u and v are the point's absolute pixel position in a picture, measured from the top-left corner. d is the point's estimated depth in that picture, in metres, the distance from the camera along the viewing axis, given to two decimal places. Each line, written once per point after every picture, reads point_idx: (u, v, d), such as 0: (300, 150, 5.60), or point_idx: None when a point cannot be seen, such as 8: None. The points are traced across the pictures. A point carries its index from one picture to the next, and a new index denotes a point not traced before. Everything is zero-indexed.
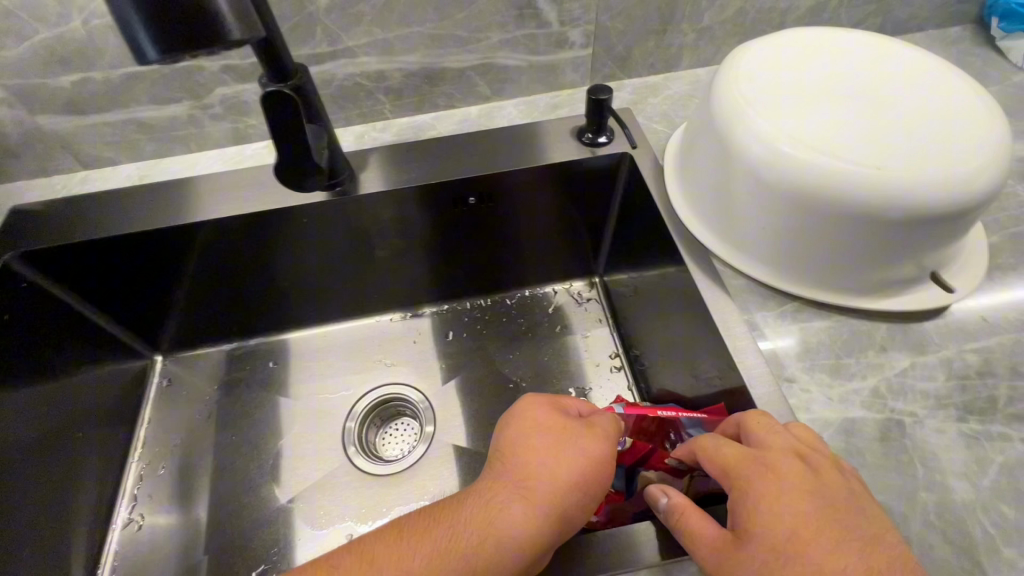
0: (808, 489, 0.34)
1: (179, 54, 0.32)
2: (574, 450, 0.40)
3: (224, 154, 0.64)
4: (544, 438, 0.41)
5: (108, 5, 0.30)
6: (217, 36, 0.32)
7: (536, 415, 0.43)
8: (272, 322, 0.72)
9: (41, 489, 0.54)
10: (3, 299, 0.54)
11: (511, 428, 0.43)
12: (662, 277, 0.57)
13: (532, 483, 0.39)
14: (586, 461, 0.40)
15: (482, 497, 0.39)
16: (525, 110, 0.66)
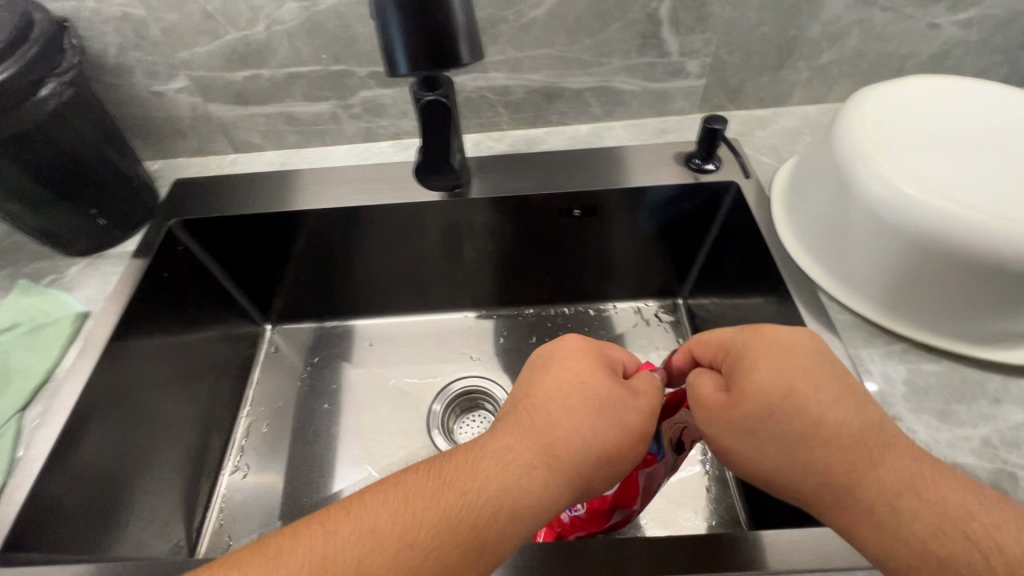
0: (783, 352, 0.37)
1: (423, 71, 0.38)
2: (604, 416, 0.42)
3: (354, 150, 0.71)
4: (578, 398, 0.43)
5: (380, 27, 0.38)
6: (453, 59, 0.38)
7: (575, 370, 0.45)
8: (372, 306, 0.78)
9: (173, 428, 0.61)
10: (165, 257, 0.62)
11: (546, 380, 0.45)
12: (756, 306, 0.59)
13: (561, 443, 0.41)
14: (617, 430, 0.42)
15: (500, 460, 0.40)
16: (634, 132, 0.69)
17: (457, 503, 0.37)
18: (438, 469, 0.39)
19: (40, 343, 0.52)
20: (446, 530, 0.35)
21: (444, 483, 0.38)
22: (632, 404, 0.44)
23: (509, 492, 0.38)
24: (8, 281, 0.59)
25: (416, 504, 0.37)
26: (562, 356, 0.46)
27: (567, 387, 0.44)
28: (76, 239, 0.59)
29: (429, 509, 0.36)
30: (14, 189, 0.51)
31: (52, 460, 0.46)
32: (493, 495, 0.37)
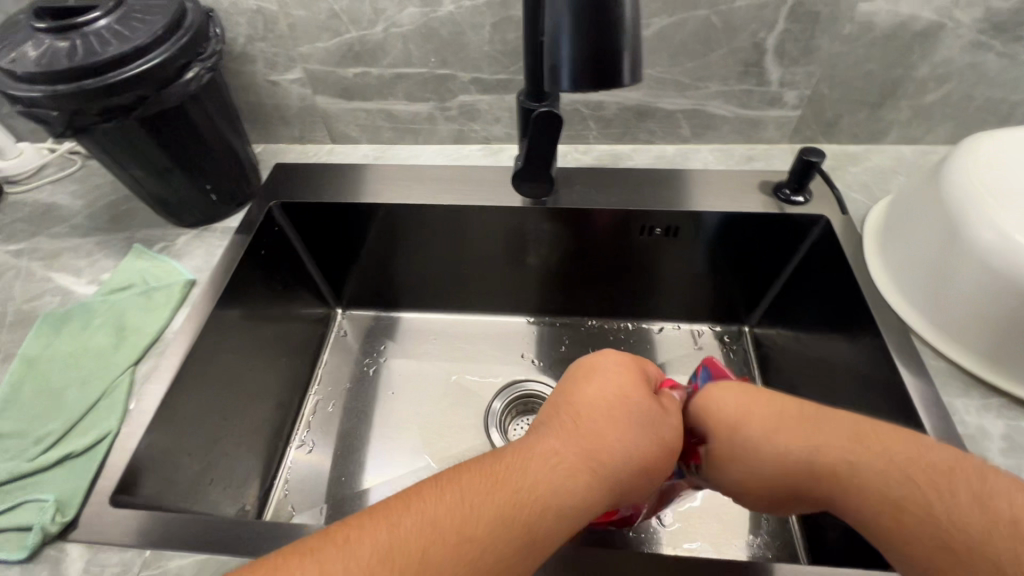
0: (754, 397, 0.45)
1: (585, 90, 0.37)
2: (642, 428, 0.44)
3: (444, 150, 0.74)
4: (618, 408, 0.45)
5: (545, 41, 0.37)
6: (616, 79, 0.36)
7: (615, 382, 0.47)
8: (441, 301, 0.81)
9: (255, 397, 0.64)
10: (265, 236, 0.66)
11: (587, 392, 0.46)
12: (843, 343, 0.58)
13: (604, 448, 0.42)
14: (654, 444, 0.44)
15: (550, 463, 0.40)
16: (721, 157, 0.70)
17: (507, 500, 0.37)
18: (484, 468, 0.40)
19: (153, 305, 0.56)
20: (499, 527, 0.36)
21: (493, 481, 0.38)
22: (663, 420, 0.46)
23: (556, 491, 0.38)
24: (124, 243, 0.63)
25: (467, 500, 0.37)
26: (603, 372, 0.48)
27: (608, 397, 0.46)
28: (186, 208, 0.62)
29: (480, 506, 0.37)
30: (143, 154, 0.54)
31: (159, 413, 0.49)
32: (542, 493, 0.38)
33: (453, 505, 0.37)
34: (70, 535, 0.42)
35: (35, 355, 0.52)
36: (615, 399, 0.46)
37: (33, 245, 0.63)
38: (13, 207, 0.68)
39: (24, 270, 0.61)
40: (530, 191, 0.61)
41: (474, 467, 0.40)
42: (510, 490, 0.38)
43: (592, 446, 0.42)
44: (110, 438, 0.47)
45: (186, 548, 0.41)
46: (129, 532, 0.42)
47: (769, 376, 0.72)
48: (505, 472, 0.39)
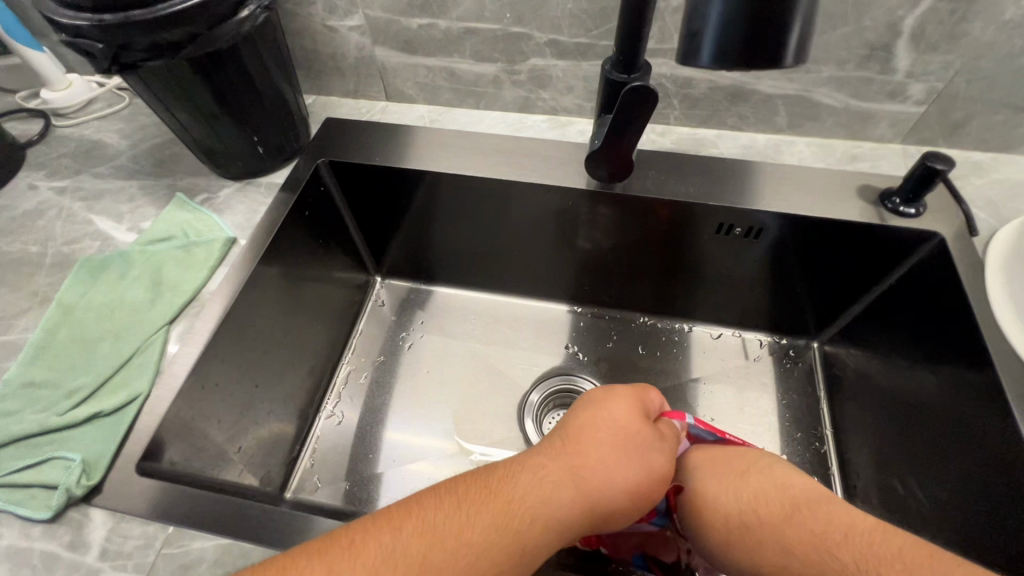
0: (740, 463, 0.51)
1: (729, 65, 0.31)
2: (629, 456, 0.44)
3: (507, 119, 0.68)
4: (610, 436, 0.45)
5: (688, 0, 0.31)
6: (774, 55, 0.30)
7: (610, 411, 0.47)
8: (485, 280, 0.76)
9: (290, 363, 0.62)
10: (309, 196, 0.62)
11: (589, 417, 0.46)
12: (943, 386, 0.52)
13: (588, 476, 0.42)
14: (645, 473, 0.44)
15: (543, 479, 0.41)
16: (818, 153, 0.62)
17: (489, 523, 0.37)
18: (469, 489, 0.39)
19: (191, 261, 0.53)
20: (479, 553, 0.35)
21: (479, 498, 0.39)
22: (657, 450, 0.46)
23: (536, 515, 0.39)
24: (166, 190, 0.60)
25: (448, 521, 0.37)
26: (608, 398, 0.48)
27: (601, 426, 0.46)
28: (230, 159, 0.59)
29: (461, 528, 0.36)
30: (189, 97, 0.50)
31: (191, 377, 0.47)
32: (522, 518, 0.38)
33: (433, 525, 0.36)
34: (94, 499, 0.40)
35: (70, 302, 0.50)
36: (614, 425, 0.46)
37: (77, 184, 0.61)
38: (59, 141, 0.65)
39: (66, 209, 0.58)
40: (601, 172, 0.55)
41: (459, 485, 0.40)
42: (499, 508, 0.38)
43: (576, 473, 0.42)
44: (140, 400, 0.44)
45: (209, 529, 0.39)
46: (152, 505, 0.40)
47: (838, 402, 0.66)
48: (489, 494, 0.39)
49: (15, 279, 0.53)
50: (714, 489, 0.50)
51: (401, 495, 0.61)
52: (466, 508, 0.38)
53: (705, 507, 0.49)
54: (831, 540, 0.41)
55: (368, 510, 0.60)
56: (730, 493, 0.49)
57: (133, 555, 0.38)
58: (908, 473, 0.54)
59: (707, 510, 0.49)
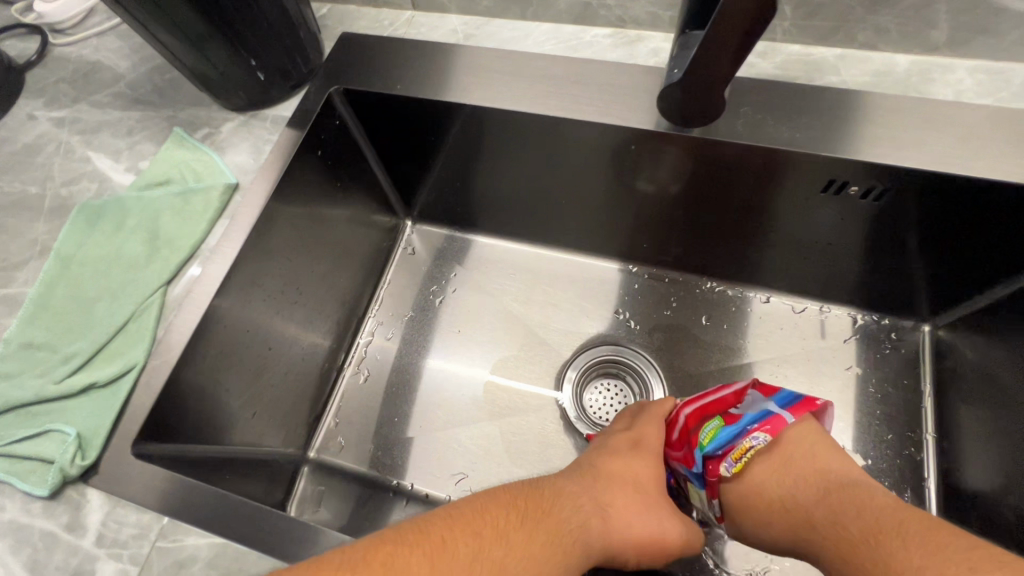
0: (783, 450, 0.45)
1: None
2: (654, 514, 0.42)
3: (559, 33, 0.55)
4: (636, 490, 0.43)
5: None
6: None
7: (634, 466, 0.45)
8: (527, 231, 0.65)
9: (310, 319, 0.57)
10: (322, 133, 0.53)
11: (619, 466, 0.44)
12: None
13: (618, 523, 0.40)
14: (662, 535, 0.41)
15: (576, 515, 0.38)
16: (982, 82, 0.46)
17: (545, 545, 0.34)
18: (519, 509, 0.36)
19: (189, 212, 0.47)
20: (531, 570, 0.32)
21: (532, 518, 0.35)
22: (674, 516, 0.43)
23: (584, 548, 0.36)
24: (165, 123, 0.53)
25: (516, 536, 0.33)
26: (637, 453, 0.45)
27: (625, 475, 0.43)
28: (229, 89, 0.51)
29: (526, 547, 0.33)
30: (167, 11, 0.42)
31: (189, 347, 0.42)
32: (571, 548, 0.35)
33: (501, 537, 0.33)
34: (90, 480, 0.37)
35: (68, 255, 0.46)
36: (640, 481, 0.44)
37: (75, 114, 0.55)
38: (57, 62, 0.59)
39: (64, 144, 0.53)
40: (693, 115, 0.44)
41: (516, 500, 0.36)
42: (547, 532, 0.34)
43: (613, 519, 0.39)
44: (135, 371, 0.41)
45: (204, 525, 0.35)
46: (149, 492, 0.37)
47: (950, 402, 0.54)
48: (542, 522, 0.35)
49: (14, 225, 0.49)
50: (762, 483, 0.44)
51: (427, 463, 0.57)
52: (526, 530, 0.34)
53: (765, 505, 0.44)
54: (873, 526, 0.36)
55: (391, 477, 0.57)
56: (774, 484, 0.44)
57: (129, 545, 0.35)
58: None
59: (763, 505, 0.44)
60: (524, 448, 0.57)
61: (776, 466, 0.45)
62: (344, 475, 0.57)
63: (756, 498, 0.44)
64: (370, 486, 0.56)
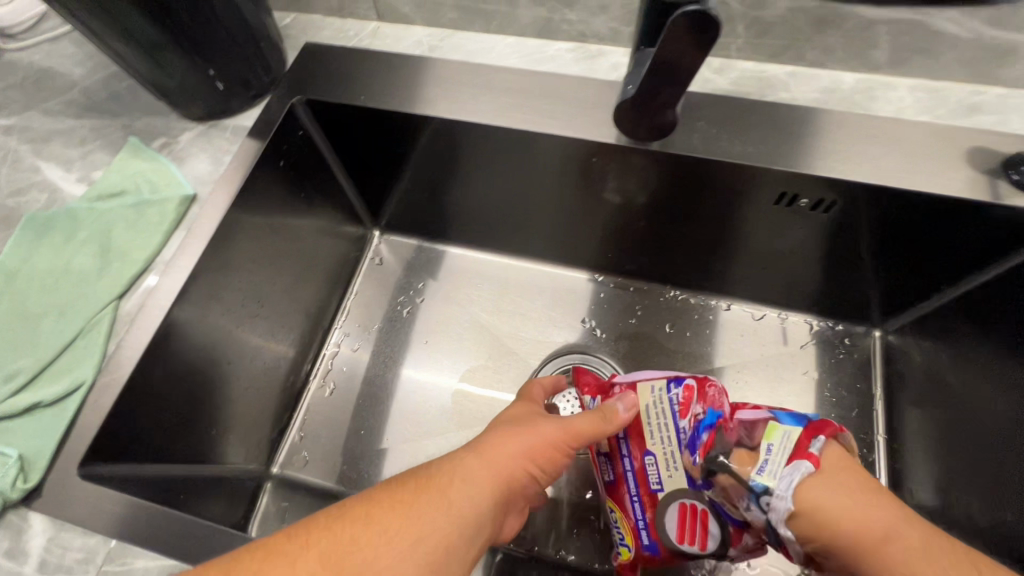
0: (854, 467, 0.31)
1: None
2: (530, 438, 0.38)
3: (523, 47, 0.56)
4: (513, 427, 0.39)
5: None
6: None
7: (507, 414, 0.41)
8: (494, 240, 0.66)
9: (273, 332, 0.56)
10: (284, 144, 0.52)
11: (494, 425, 0.40)
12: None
13: (497, 449, 0.36)
14: (542, 444, 0.38)
15: (450, 457, 0.35)
16: (922, 100, 0.49)
17: (418, 513, 0.31)
18: (389, 491, 0.31)
19: (143, 224, 0.46)
20: (406, 550, 0.29)
21: (407, 495, 0.32)
22: (554, 429, 0.39)
23: (466, 491, 0.33)
24: (120, 132, 0.52)
25: (390, 515, 0.30)
26: (508, 412, 0.41)
27: (499, 423, 0.40)
28: (187, 99, 0.50)
29: (395, 528, 0.30)
30: (119, 18, 0.41)
31: (142, 362, 0.41)
32: (447, 497, 0.32)
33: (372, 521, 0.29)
34: (34, 503, 0.36)
35: (12, 269, 0.45)
36: (516, 425, 0.39)
37: (24, 122, 0.53)
38: (7, 68, 0.57)
39: (12, 153, 0.51)
40: (650, 127, 0.45)
41: (396, 482, 0.32)
42: (417, 504, 0.31)
43: (492, 451, 0.36)
44: (84, 390, 0.40)
45: (155, 546, 0.34)
46: (97, 514, 0.35)
47: (899, 405, 0.56)
48: (427, 495, 0.32)
49: None
50: (843, 509, 0.29)
51: (394, 475, 0.57)
52: (396, 511, 0.30)
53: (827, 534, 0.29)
54: None
55: (357, 490, 0.56)
56: (858, 514, 0.29)
57: (73, 570, 0.34)
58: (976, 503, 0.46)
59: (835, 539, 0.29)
60: None
61: (862, 496, 0.29)
62: (309, 490, 0.56)
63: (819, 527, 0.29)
64: (335, 500, 0.55)
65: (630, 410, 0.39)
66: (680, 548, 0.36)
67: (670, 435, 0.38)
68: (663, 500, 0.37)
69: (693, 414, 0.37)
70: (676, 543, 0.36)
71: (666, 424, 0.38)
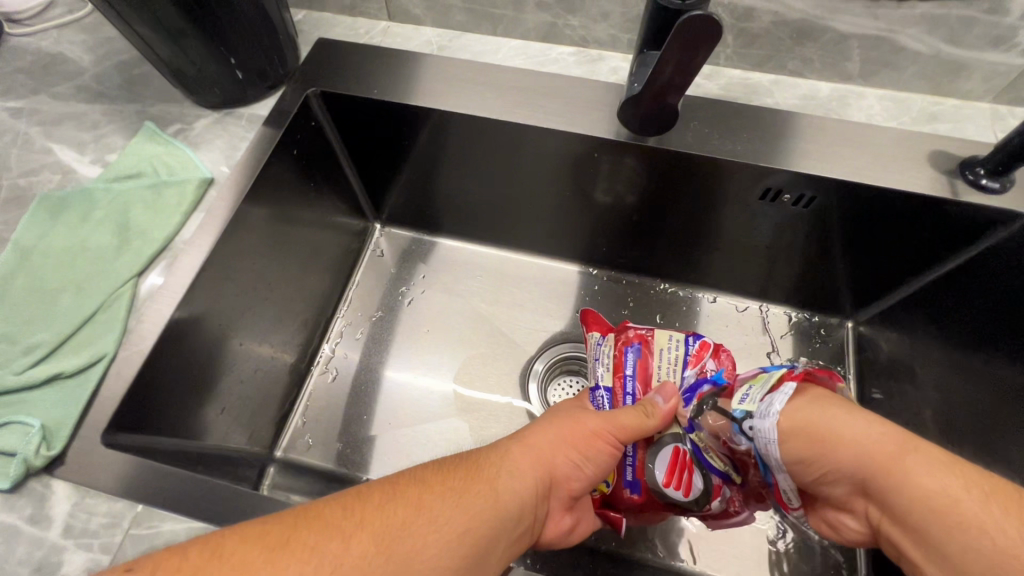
0: (833, 408, 0.36)
1: None
2: (573, 437, 0.39)
3: (527, 50, 0.59)
4: (557, 425, 0.40)
5: None
6: None
7: (554, 411, 0.42)
8: (493, 234, 0.68)
9: (280, 316, 0.57)
10: (297, 133, 0.54)
11: (540, 421, 0.41)
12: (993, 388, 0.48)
13: (538, 446, 0.38)
14: (584, 444, 0.39)
15: (497, 452, 0.37)
16: (890, 108, 0.54)
17: (464, 503, 0.32)
18: (440, 475, 0.34)
19: (161, 205, 0.48)
20: (451, 539, 0.31)
21: (454, 484, 0.33)
22: (598, 426, 0.40)
23: (511, 485, 0.34)
24: (134, 118, 0.53)
25: (434, 500, 0.32)
26: (556, 409, 0.42)
27: (544, 420, 0.41)
28: (205, 86, 0.51)
29: (441, 517, 0.31)
30: (149, 6, 0.42)
31: (162, 338, 0.42)
32: (491, 489, 0.34)
33: (419, 506, 0.31)
34: (57, 470, 0.37)
35: (27, 247, 0.46)
36: (560, 422, 0.40)
37: (34, 105, 0.54)
38: (14, 51, 0.57)
39: (23, 135, 0.52)
40: (643, 127, 0.50)
41: (445, 467, 0.34)
42: (466, 494, 0.33)
43: (535, 450, 0.37)
44: (105, 362, 0.41)
45: (182, 510, 0.36)
46: (122, 480, 0.36)
47: (869, 389, 0.60)
48: (471, 486, 0.33)
49: None
50: (837, 429, 0.35)
51: (395, 458, 0.58)
52: (445, 496, 0.32)
53: (827, 452, 0.35)
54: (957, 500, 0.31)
55: (360, 473, 0.57)
56: (838, 440, 0.35)
57: (99, 534, 0.35)
58: None
59: (833, 453, 0.35)
60: (492, 442, 0.58)
61: (839, 424, 0.35)
62: (312, 474, 0.57)
63: (814, 444, 0.35)
64: (339, 482, 0.57)
65: (668, 401, 0.42)
66: (664, 491, 0.42)
67: (676, 380, 0.47)
68: (658, 440, 0.43)
69: (702, 368, 0.47)
70: (662, 487, 0.42)
71: (674, 372, 0.47)
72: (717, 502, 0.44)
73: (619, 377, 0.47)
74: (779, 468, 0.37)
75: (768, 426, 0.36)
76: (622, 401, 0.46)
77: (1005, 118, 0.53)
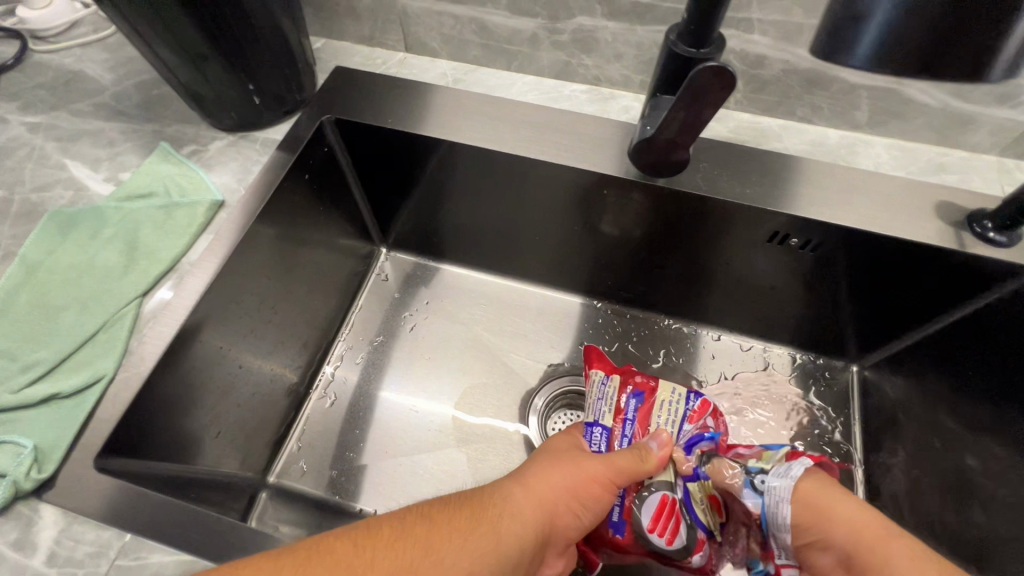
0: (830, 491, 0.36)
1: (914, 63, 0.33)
2: (573, 477, 0.38)
3: (541, 85, 0.60)
4: (557, 464, 0.39)
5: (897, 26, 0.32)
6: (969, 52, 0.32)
7: (553, 447, 0.41)
8: (498, 263, 0.68)
9: (282, 339, 0.57)
10: (309, 157, 0.55)
11: (538, 458, 0.40)
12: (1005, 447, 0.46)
13: (538, 484, 0.37)
14: (584, 485, 0.38)
15: (496, 490, 0.36)
16: (896, 157, 0.55)
17: (468, 545, 0.31)
18: (445, 513, 0.33)
19: (171, 225, 0.48)
20: None
21: (458, 523, 0.32)
22: (597, 467, 0.39)
23: (512, 527, 0.33)
24: (150, 137, 0.54)
25: (439, 540, 0.31)
26: (556, 446, 0.42)
27: (543, 457, 0.40)
28: (222, 109, 0.52)
29: (445, 560, 0.30)
30: (174, 31, 0.43)
31: (162, 360, 0.42)
32: (493, 530, 0.33)
33: (423, 546, 0.30)
34: (45, 494, 0.36)
35: (34, 261, 0.46)
36: (560, 460, 0.39)
37: (52, 121, 0.55)
38: (36, 68, 0.58)
39: (38, 150, 0.53)
40: (657, 173, 0.51)
41: (449, 504, 0.33)
42: (469, 535, 0.32)
43: (535, 490, 0.36)
44: (104, 383, 0.40)
45: (171, 542, 0.35)
46: (110, 507, 0.36)
47: (873, 436, 0.59)
48: (475, 526, 0.32)
49: None
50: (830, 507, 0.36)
51: (389, 488, 0.57)
52: (449, 536, 0.31)
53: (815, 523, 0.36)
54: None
55: (353, 503, 0.56)
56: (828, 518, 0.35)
57: (84, 563, 0.34)
58: (945, 530, 0.49)
59: (822, 522, 0.35)
60: (488, 476, 0.57)
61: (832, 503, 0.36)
62: (304, 502, 0.56)
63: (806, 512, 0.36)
64: (329, 512, 0.55)
65: (662, 448, 0.42)
66: (648, 536, 0.41)
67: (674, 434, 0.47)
68: (648, 486, 0.42)
69: (701, 425, 0.47)
70: (647, 531, 0.41)
71: (673, 425, 0.48)
72: (699, 556, 0.42)
73: (619, 419, 0.48)
74: (782, 528, 0.37)
75: (783, 481, 0.37)
76: (618, 441, 0.47)
77: (1012, 172, 0.53)
